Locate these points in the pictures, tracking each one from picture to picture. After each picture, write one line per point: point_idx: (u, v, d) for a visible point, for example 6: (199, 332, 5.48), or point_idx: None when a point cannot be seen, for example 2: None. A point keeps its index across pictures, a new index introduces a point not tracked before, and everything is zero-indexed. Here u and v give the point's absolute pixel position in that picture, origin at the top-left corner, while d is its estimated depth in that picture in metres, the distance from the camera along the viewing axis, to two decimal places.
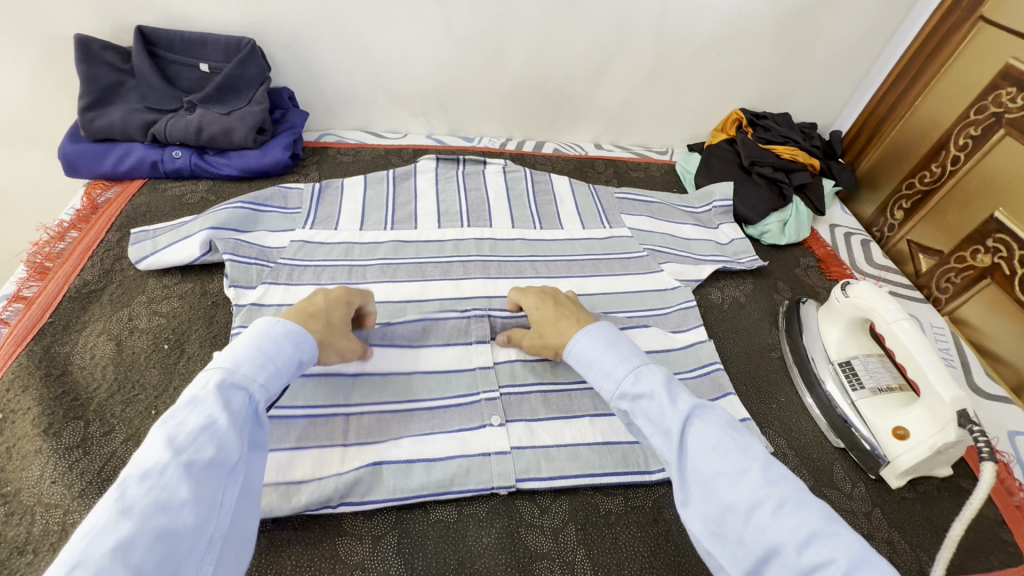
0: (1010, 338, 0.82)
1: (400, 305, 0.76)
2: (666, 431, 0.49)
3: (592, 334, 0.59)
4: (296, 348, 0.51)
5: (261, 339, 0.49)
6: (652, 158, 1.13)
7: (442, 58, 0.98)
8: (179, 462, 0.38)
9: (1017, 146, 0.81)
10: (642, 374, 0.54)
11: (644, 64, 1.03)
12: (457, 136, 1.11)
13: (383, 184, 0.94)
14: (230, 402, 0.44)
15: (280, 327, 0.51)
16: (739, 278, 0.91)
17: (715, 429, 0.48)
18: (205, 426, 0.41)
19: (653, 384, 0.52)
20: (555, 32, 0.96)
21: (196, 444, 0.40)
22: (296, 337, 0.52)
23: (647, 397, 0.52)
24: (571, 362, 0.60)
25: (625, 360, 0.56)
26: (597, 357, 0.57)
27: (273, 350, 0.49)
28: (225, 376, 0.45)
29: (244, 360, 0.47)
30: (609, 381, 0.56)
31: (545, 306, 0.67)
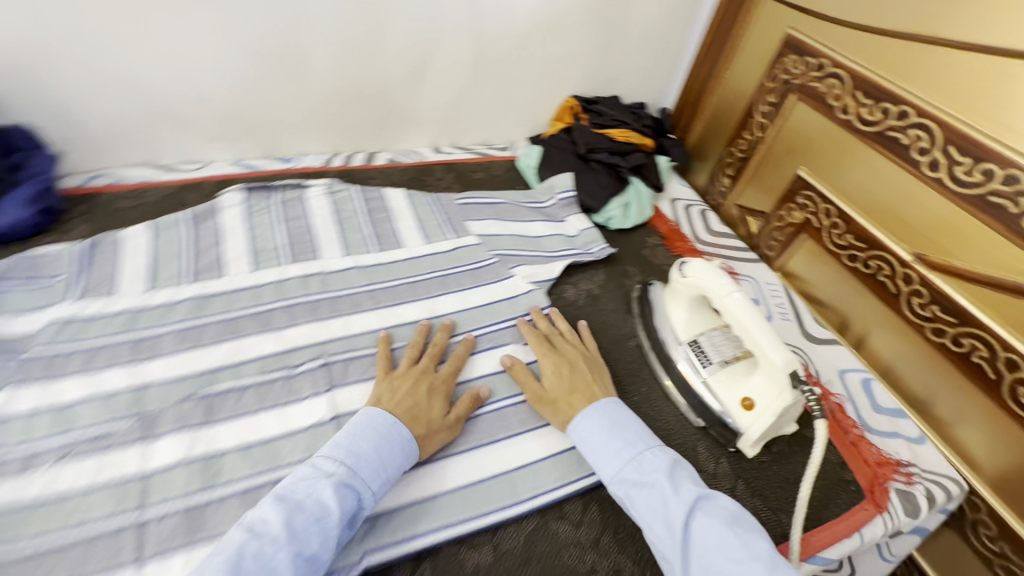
0: (828, 284, 0.90)
1: (208, 375, 0.63)
2: (669, 524, 0.51)
3: (595, 415, 0.62)
4: (403, 456, 0.56)
5: (379, 441, 0.55)
6: (494, 156, 1.08)
7: (230, 72, 0.83)
8: (290, 547, 0.45)
9: (807, 109, 0.87)
10: (644, 462, 0.57)
11: (466, 59, 0.97)
12: (272, 157, 0.97)
13: (175, 229, 0.78)
14: (345, 501, 0.50)
15: (397, 434, 0.56)
16: (592, 269, 0.90)
17: (720, 524, 0.50)
18: (319, 517, 0.48)
19: (656, 472, 0.55)
20: (360, 32, 0.86)
21: (306, 535, 0.46)
22: (410, 448, 0.57)
23: (651, 486, 0.54)
24: (572, 436, 0.62)
25: (629, 445, 0.59)
26: (599, 440, 0.60)
27: (386, 458, 0.54)
28: (345, 474, 0.51)
29: (364, 462, 0.53)
30: (608, 467, 0.58)
31: (562, 377, 0.67)
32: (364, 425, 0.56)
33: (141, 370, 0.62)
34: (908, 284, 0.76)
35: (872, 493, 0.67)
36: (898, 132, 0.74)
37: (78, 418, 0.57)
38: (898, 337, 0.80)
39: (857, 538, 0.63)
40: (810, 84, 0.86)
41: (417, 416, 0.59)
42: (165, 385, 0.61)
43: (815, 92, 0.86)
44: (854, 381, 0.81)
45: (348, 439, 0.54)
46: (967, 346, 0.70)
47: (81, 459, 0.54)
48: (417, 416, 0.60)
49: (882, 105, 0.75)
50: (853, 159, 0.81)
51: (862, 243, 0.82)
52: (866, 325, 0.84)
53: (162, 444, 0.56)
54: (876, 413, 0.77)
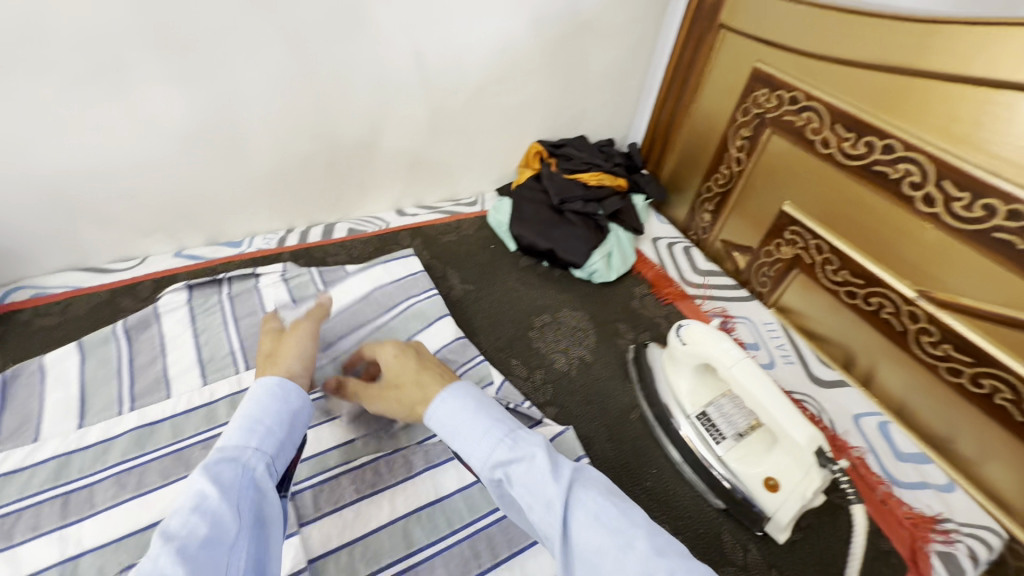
0: (826, 321, 0.85)
1: (157, 528, 0.54)
2: (547, 504, 0.40)
3: (457, 398, 0.49)
4: (279, 404, 0.47)
5: (242, 409, 0.45)
6: (461, 213, 1.02)
7: (162, 162, 0.75)
8: (170, 548, 0.34)
9: (786, 142, 0.84)
10: (518, 440, 0.44)
11: (421, 118, 0.91)
12: (219, 244, 0.88)
13: (109, 347, 0.68)
14: (220, 478, 0.39)
15: (254, 392, 0.47)
16: (580, 331, 0.82)
17: (599, 496, 0.41)
18: (195, 505, 0.37)
19: (534, 446, 0.43)
20: (303, 103, 0.79)
21: (189, 526, 0.36)
22: (274, 396, 0.47)
23: (520, 463, 0.43)
24: (431, 426, 0.49)
25: (490, 428, 0.46)
26: (462, 424, 0.47)
27: (258, 414, 0.45)
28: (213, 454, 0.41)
29: (230, 433, 0.43)
30: (476, 454, 0.45)
31: (406, 359, 0.54)
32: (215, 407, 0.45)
33: (71, 537, 0.52)
34: (916, 321, 0.72)
35: (915, 561, 0.62)
36: (886, 166, 0.71)
37: None
38: (911, 376, 0.75)
39: None
40: (786, 118, 0.83)
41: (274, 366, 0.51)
42: (102, 553, 0.52)
43: (792, 126, 0.82)
44: (870, 426, 0.76)
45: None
46: (988, 387, 0.66)
47: None
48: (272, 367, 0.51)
49: (867, 139, 0.72)
50: (841, 192, 0.77)
51: (860, 279, 0.78)
52: (874, 363, 0.80)
53: None
54: (900, 462, 0.72)
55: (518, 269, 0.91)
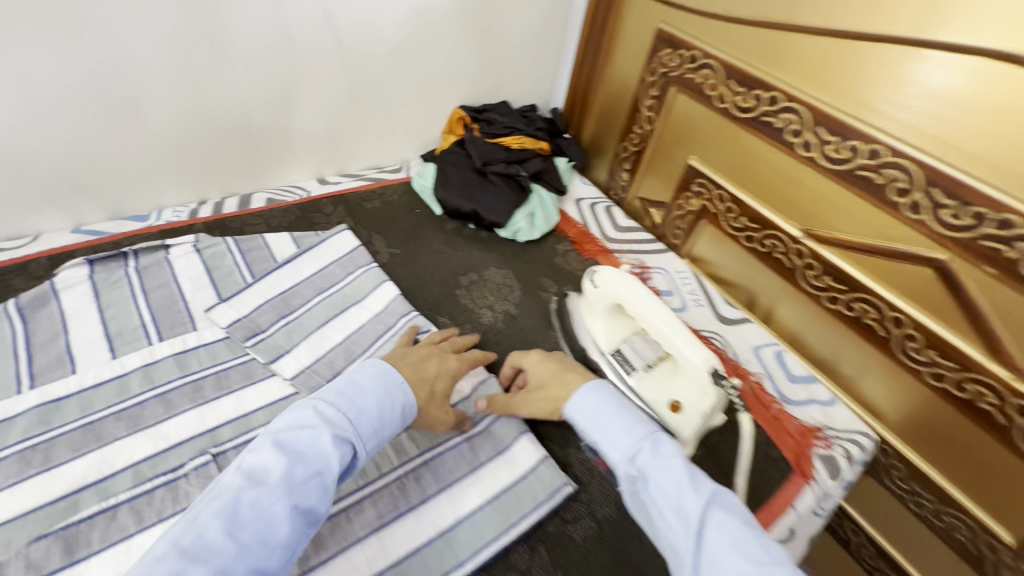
0: (731, 266, 0.93)
1: (69, 499, 0.53)
2: (683, 516, 0.46)
3: (599, 393, 0.59)
4: (398, 414, 0.54)
5: (384, 399, 0.53)
6: (386, 180, 1.01)
7: (47, 130, 0.70)
8: (287, 500, 0.43)
9: (688, 99, 0.89)
10: (657, 444, 0.53)
11: (336, 83, 0.89)
12: (124, 218, 0.83)
13: (0, 327, 0.64)
14: (342, 455, 0.48)
15: (396, 389, 0.54)
16: (506, 288, 0.85)
17: (738, 521, 0.45)
18: (317, 474, 0.45)
19: (671, 456, 0.51)
20: (204, 66, 0.76)
21: (304, 487, 0.44)
22: (407, 411, 0.55)
23: (662, 468, 0.50)
24: (572, 414, 0.58)
25: (632, 428, 0.54)
26: (608, 415, 0.56)
27: (387, 413, 0.52)
28: (345, 430, 0.49)
29: (365, 421, 0.50)
30: (618, 447, 0.54)
31: (553, 367, 0.66)
32: (368, 378, 0.53)
33: None
34: (801, 258, 0.80)
35: (798, 465, 0.71)
36: (772, 116, 0.77)
37: None
38: (801, 309, 0.84)
39: (792, 513, 0.66)
40: (687, 76, 0.88)
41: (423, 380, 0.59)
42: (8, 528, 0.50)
43: (692, 83, 0.88)
44: (768, 356, 0.85)
45: (350, 391, 0.51)
46: (859, 310, 0.76)
47: None
48: (422, 382, 0.59)
49: (754, 92, 0.78)
50: (736, 142, 0.84)
51: (755, 224, 0.85)
52: (771, 301, 0.88)
53: None
54: (792, 383, 0.81)
55: (444, 232, 0.93)
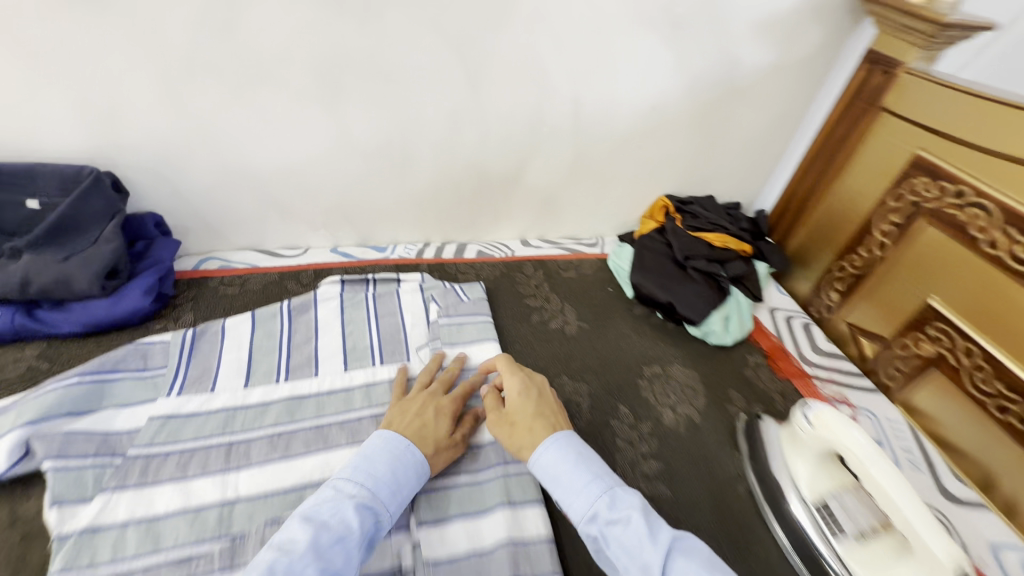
0: (963, 432, 0.78)
1: (296, 492, 0.60)
2: (643, 566, 0.48)
3: (558, 445, 0.59)
4: (415, 478, 0.58)
5: (395, 464, 0.57)
6: (582, 252, 1.05)
7: (343, 170, 0.86)
8: (317, 560, 0.45)
9: (943, 235, 0.79)
10: (616, 500, 0.54)
11: (564, 160, 0.97)
12: (368, 246, 0.99)
13: (274, 322, 0.78)
14: (364, 521, 0.51)
15: (411, 455, 0.58)
16: (691, 391, 0.82)
17: (697, 566, 0.47)
18: (340, 537, 0.48)
19: (629, 509, 0.52)
20: (468, 134, 0.87)
21: (331, 551, 0.47)
22: (421, 470, 0.59)
23: (621, 523, 0.51)
24: (536, 471, 0.59)
25: (593, 482, 0.55)
26: (564, 471, 0.57)
27: (403, 479, 0.56)
28: (364, 495, 0.53)
29: (384, 486, 0.54)
30: (577, 503, 0.55)
31: (528, 400, 0.64)
32: (377, 448, 0.57)
33: (229, 483, 0.60)
34: None
35: None
36: None
37: (165, 535, 0.55)
38: None
39: None
40: (947, 210, 0.79)
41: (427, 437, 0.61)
42: (251, 503, 0.59)
43: (953, 219, 0.78)
44: (1014, 563, 0.68)
45: (364, 461, 0.56)
46: None
47: None
48: (426, 438, 0.61)
49: None
50: (1006, 297, 0.72)
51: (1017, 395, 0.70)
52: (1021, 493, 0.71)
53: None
54: None
55: (632, 317, 0.93)
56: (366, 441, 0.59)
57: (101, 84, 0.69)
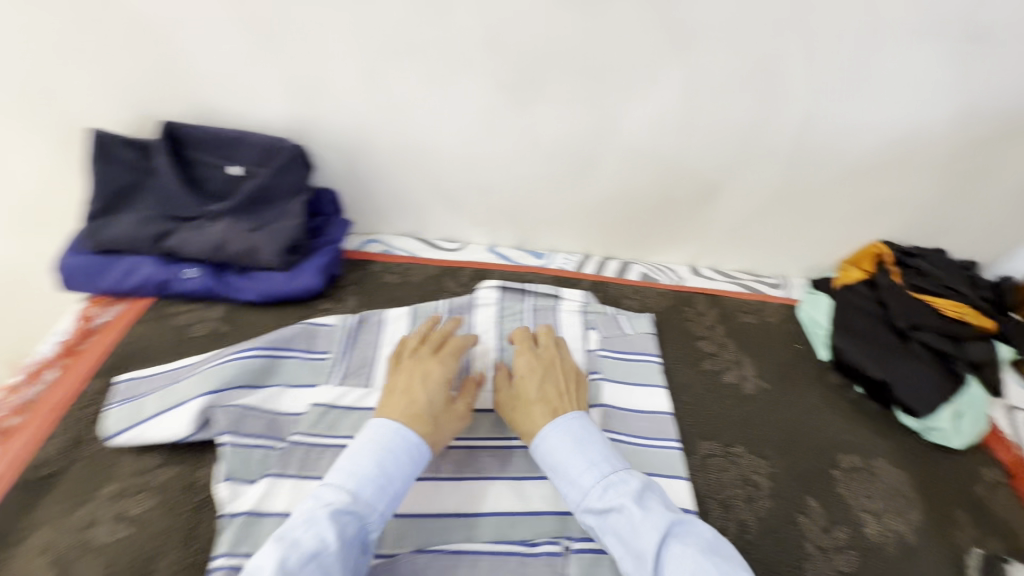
0: None
1: (445, 518, 0.57)
2: (639, 553, 0.49)
3: (560, 430, 0.56)
4: (410, 466, 0.54)
5: (383, 458, 0.53)
6: (764, 294, 0.90)
7: (521, 170, 0.80)
8: None
9: None
10: (609, 487, 0.53)
11: (769, 185, 0.82)
12: (525, 250, 0.92)
13: (432, 321, 0.75)
14: (338, 531, 0.48)
15: (399, 440, 0.54)
16: (902, 497, 0.66)
17: (693, 551, 0.48)
18: (313, 553, 0.45)
19: (623, 498, 0.51)
20: (666, 144, 0.76)
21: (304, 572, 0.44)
22: (416, 452, 0.55)
23: (616, 511, 0.51)
24: (536, 455, 0.57)
25: (595, 466, 0.54)
26: (563, 460, 0.55)
27: (391, 474, 0.53)
28: (345, 499, 0.50)
29: (366, 485, 0.51)
30: (575, 490, 0.54)
31: (534, 378, 0.62)
32: (370, 445, 0.53)
33: None
34: None
35: None
36: None
37: None
38: None
39: None
40: None
41: (420, 416, 0.57)
42: (403, 521, 0.56)
43: None
44: None
45: (352, 462, 0.52)
46: None
47: None
48: (419, 417, 0.57)
49: None
50: None
51: None
52: None
53: None
54: None
55: (824, 386, 0.77)
56: (368, 427, 0.55)
57: (310, 62, 0.67)
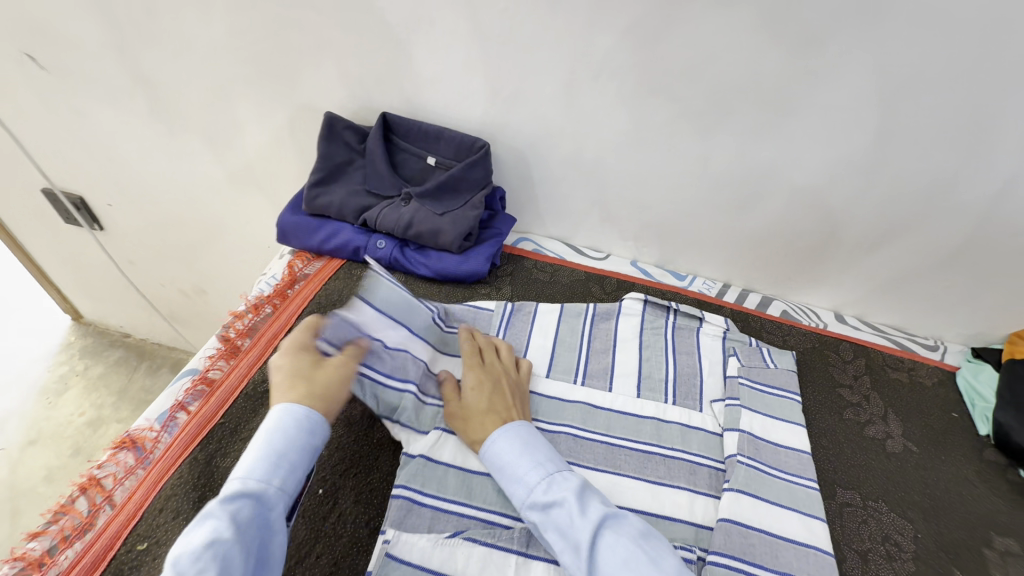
0: None
1: None
2: (577, 546, 0.50)
3: (508, 432, 0.59)
4: (307, 436, 0.50)
5: (273, 435, 0.48)
6: (916, 353, 0.87)
7: (682, 192, 0.83)
8: None
9: None
10: (553, 482, 0.54)
11: (942, 243, 0.78)
12: (666, 269, 0.95)
13: (579, 321, 0.80)
14: (240, 519, 0.43)
15: (295, 417, 0.50)
16: None
17: (626, 542, 0.49)
18: (212, 541, 0.40)
19: (564, 491, 0.53)
20: (837, 187, 0.76)
21: (201, 567, 0.39)
22: (313, 428, 0.50)
23: (557, 506, 0.52)
24: (481, 456, 0.59)
25: (539, 464, 0.56)
26: (508, 458, 0.57)
27: (283, 446, 0.48)
28: (234, 485, 0.44)
29: (256, 463, 0.46)
30: (521, 488, 0.55)
31: (481, 393, 0.63)
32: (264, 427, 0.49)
33: None
34: None
35: None
36: None
37: (475, 492, 0.60)
38: None
39: None
40: None
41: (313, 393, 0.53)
42: None
43: None
44: None
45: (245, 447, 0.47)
46: None
47: (473, 543, 0.55)
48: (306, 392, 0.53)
49: None
50: None
51: None
52: None
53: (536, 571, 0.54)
54: None
55: (981, 462, 0.73)
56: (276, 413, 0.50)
57: (517, 75, 0.76)
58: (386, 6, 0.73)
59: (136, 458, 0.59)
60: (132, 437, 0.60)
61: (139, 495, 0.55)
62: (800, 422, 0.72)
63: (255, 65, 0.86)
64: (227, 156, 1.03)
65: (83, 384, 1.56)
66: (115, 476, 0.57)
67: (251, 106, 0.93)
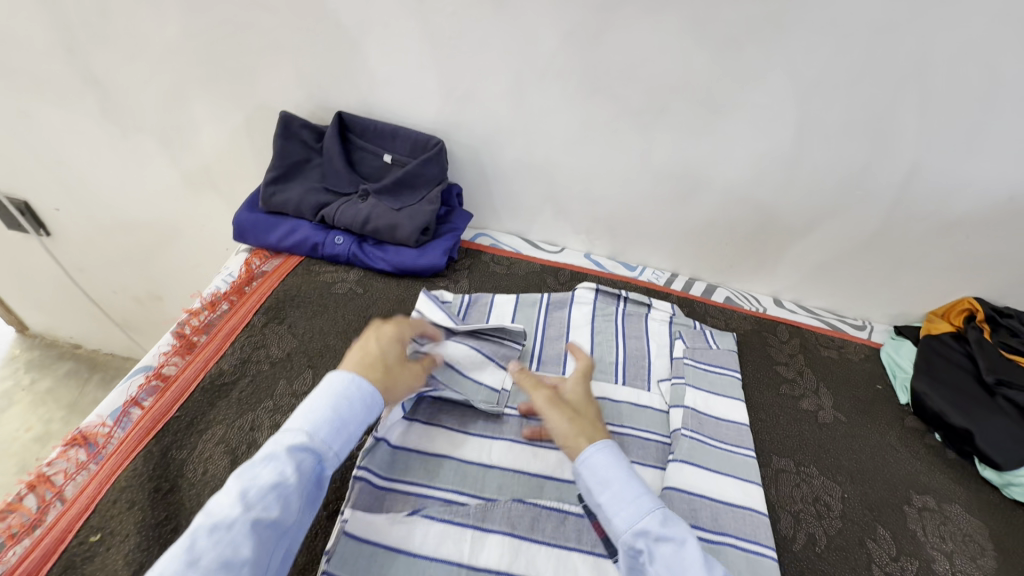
0: None
1: (538, 479, 0.64)
2: None
3: (612, 453, 0.56)
4: (366, 411, 0.52)
5: (341, 400, 0.51)
6: (846, 333, 0.94)
7: (628, 186, 0.88)
8: (247, 519, 0.43)
9: None
10: (668, 519, 0.52)
11: (863, 229, 0.86)
12: (618, 261, 1.00)
13: (534, 310, 0.83)
14: (301, 467, 0.47)
15: (357, 388, 0.52)
16: (974, 544, 0.67)
17: None
18: (276, 486, 0.45)
19: (683, 533, 0.51)
20: (768, 179, 0.82)
21: (264, 503, 0.44)
22: (372, 402, 0.53)
23: (675, 546, 0.50)
24: (581, 469, 0.55)
25: (651, 497, 0.53)
26: (617, 480, 0.53)
27: (348, 414, 0.51)
28: (300, 438, 0.48)
29: (322, 424, 0.49)
30: (625, 514, 0.52)
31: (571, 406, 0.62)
32: (333, 384, 0.52)
33: (487, 448, 0.65)
34: None
35: None
36: None
37: (432, 473, 0.62)
38: None
39: None
40: None
41: (372, 364, 0.56)
42: (502, 474, 0.63)
43: None
44: None
45: (310, 400, 0.51)
46: None
47: (430, 518, 0.57)
48: (373, 365, 0.56)
49: None
50: None
51: None
52: None
53: (491, 541, 0.56)
54: None
55: (902, 429, 0.80)
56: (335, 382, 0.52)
57: (468, 75, 0.79)
58: (339, 7, 0.75)
59: (88, 453, 0.59)
60: (83, 433, 0.60)
61: (93, 488, 0.55)
62: (739, 398, 0.77)
63: (208, 66, 0.86)
64: (181, 157, 1.02)
65: (29, 399, 1.50)
66: (66, 471, 0.57)
67: (205, 107, 0.93)
